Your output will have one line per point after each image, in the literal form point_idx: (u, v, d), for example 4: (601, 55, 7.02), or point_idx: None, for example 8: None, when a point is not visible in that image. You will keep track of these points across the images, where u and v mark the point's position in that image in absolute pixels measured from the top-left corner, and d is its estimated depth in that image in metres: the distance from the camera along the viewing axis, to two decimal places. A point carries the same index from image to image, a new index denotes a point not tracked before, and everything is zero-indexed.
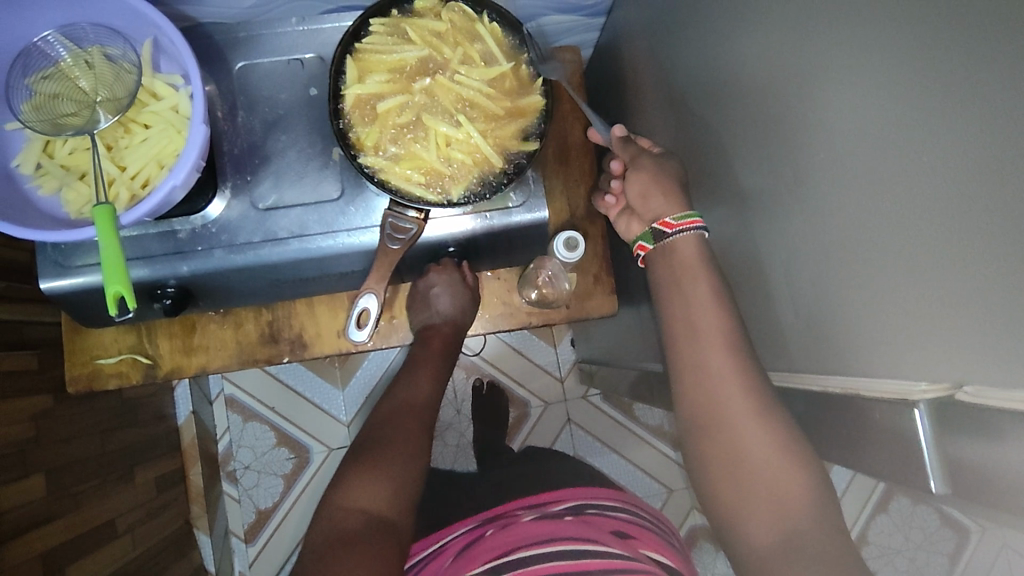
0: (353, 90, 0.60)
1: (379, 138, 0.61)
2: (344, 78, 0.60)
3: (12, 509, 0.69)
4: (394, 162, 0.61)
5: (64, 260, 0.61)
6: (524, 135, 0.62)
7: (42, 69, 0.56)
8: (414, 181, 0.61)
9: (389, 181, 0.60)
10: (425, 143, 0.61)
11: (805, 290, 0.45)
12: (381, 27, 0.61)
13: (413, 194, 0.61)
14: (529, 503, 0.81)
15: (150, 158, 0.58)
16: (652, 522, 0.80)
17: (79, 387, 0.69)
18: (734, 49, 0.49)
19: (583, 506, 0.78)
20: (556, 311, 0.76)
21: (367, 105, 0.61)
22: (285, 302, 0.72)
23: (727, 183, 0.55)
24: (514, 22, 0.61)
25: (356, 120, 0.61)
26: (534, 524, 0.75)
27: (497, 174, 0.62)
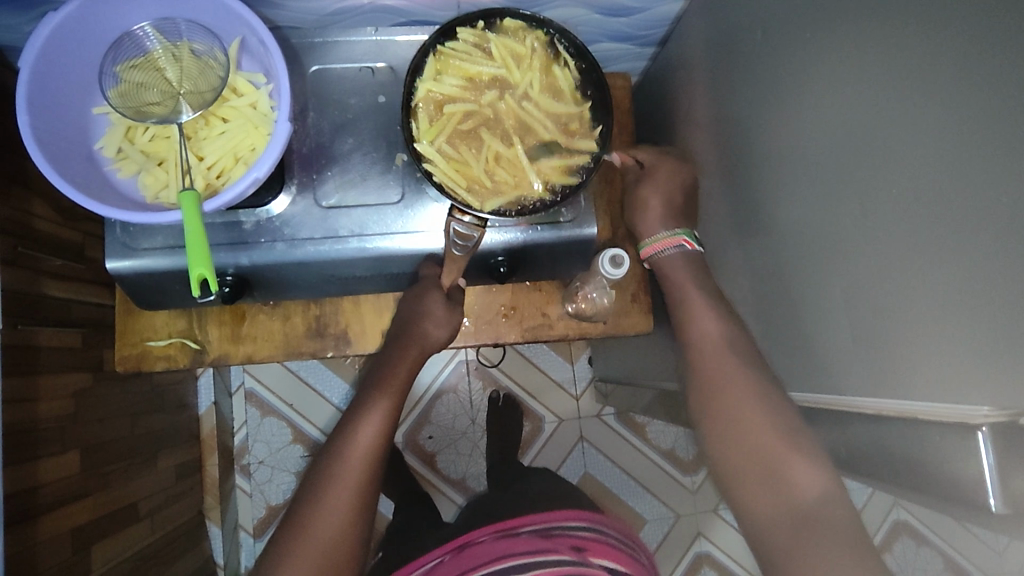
0: (425, 86, 0.62)
1: (439, 134, 0.62)
2: (422, 71, 0.62)
3: (47, 484, 0.70)
4: (443, 164, 0.62)
5: (132, 242, 0.63)
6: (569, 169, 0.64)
7: (132, 58, 0.58)
8: (454, 186, 0.62)
9: (437, 175, 0.62)
10: (479, 152, 0.64)
11: (857, 319, 0.47)
12: (466, 35, 0.63)
13: (455, 194, 0.62)
14: (493, 530, 0.81)
15: (228, 151, 0.60)
16: (619, 540, 0.80)
17: (127, 367, 0.71)
18: (798, 89, 0.52)
19: (547, 527, 0.79)
20: (593, 326, 0.78)
21: (436, 103, 0.63)
22: (333, 298, 0.74)
23: (773, 211, 0.57)
24: (582, 49, 0.62)
25: (422, 112, 0.63)
26: (493, 544, 0.78)
27: (534, 200, 0.64)
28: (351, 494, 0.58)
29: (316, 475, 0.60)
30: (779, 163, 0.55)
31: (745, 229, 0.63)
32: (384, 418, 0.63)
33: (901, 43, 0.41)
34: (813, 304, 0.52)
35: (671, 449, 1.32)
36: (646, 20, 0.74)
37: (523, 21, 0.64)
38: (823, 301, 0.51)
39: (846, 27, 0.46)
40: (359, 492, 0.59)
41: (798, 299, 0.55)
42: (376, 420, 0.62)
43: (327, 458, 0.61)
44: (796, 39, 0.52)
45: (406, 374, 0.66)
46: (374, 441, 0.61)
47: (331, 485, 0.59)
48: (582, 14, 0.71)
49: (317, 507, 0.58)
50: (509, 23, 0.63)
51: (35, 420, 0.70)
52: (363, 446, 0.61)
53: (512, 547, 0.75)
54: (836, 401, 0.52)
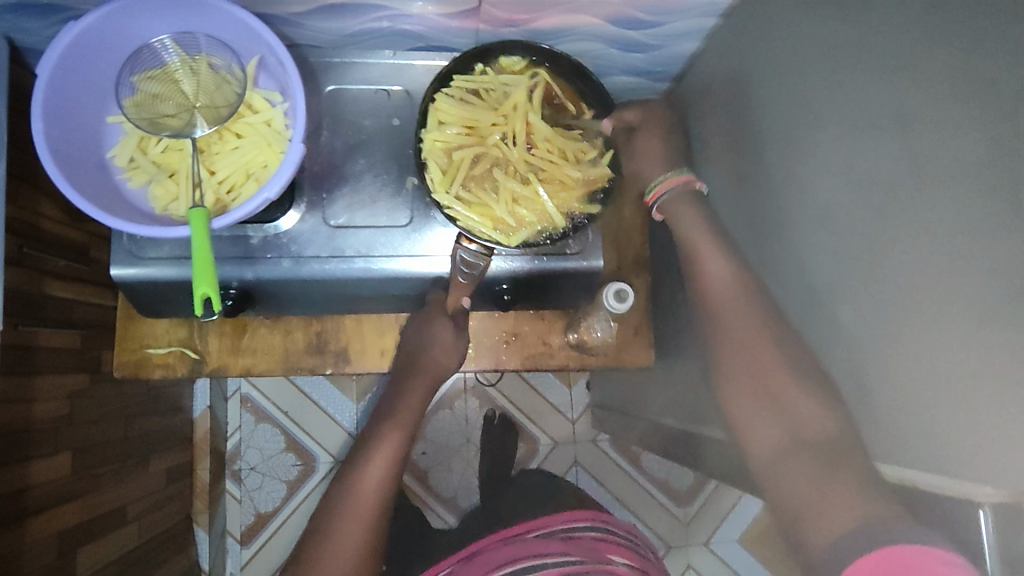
0: (431, 136, 0.63)
1: (450, 179, 0.62)
2: (427, 121, 0.63)
3: (36, 487, 0.70)
4: (465, 207, 0.62)
5: (138, 251, 0.63)
6: (586, 198, 0.65)
7: (150, 69, 0.59)
8: (481, 228, 0.63)
9: (458, 219, 0.62)
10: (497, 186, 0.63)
11: (862, 376, 0.46)
12: (464, 82, 0.64)
13: (480, 233, 0.63)
14: (495, 536, 0.79)
15: (240, 167, 0.60)
16: (626, 537, 0.80)
17: (125, 372, 0.71)
18: (811, 141, 0.52)
19: (553, 531, 0.78)
20: (594, 358, 0.78)
21: (444, 147, 0.63)
22: (334, 316, 0.74)
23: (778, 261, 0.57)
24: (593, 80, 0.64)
25: (431, 160, 0.63)
26: (499, 550, 0.76)
27: (558, 232, 0.64)
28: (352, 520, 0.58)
29: (330, 503, 0.59)
30: (789, 211, 0.55)
31: None
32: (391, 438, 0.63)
33: (921, 106, 0.41)
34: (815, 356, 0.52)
35: (665, 478, 1.31)
36: (662, 57, 0.74)
37: (517, 56, 0.64)
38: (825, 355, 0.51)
39: (862, 86, 0.46)
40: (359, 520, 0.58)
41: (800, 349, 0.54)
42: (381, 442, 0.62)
43: (342, 484, 0.60)
44: (813, 92, 0.52)
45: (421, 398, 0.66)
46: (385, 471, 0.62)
47: (341, 515, 0.58)
48: (600, 47, 0.71)
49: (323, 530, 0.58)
50: (503, 61, 0.64)
51: (28, 421, 0.69)
52: (377, 477, 0.60)
53: (520, 552, 0.74)
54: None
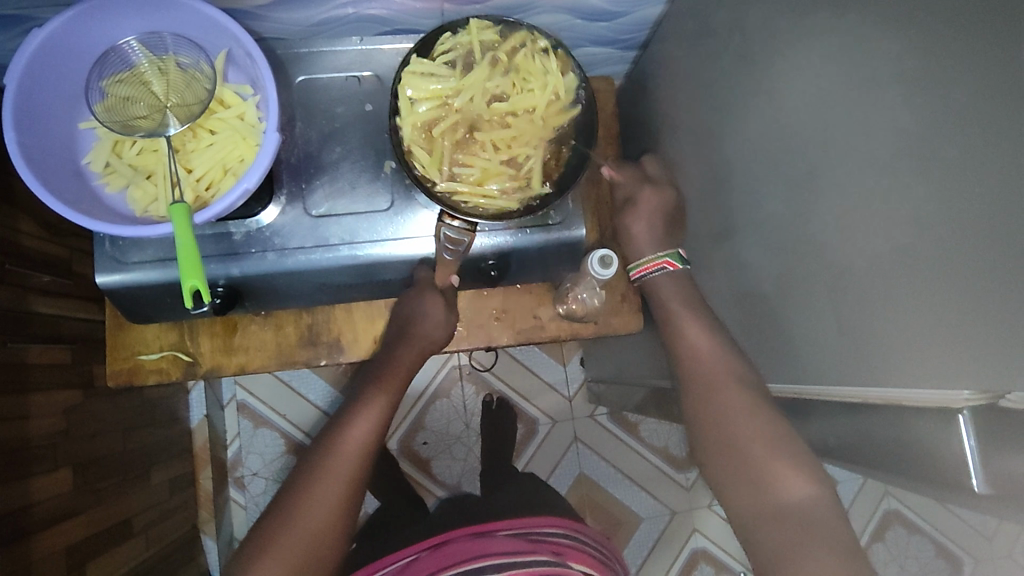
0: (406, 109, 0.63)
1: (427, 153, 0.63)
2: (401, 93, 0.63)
3: (39, 503, 0.70)
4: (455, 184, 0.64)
5: (121, 256, 0.63)
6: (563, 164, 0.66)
7: (118, 72, 0.58)
8: (474, 201, 0.64)
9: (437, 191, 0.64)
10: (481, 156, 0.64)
11: (841, 310, 0.48)
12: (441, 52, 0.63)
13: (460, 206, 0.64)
14: (469, 529, 0.81)
15: (216, 162, 0.60)
16: (592, 545, 0.82)
17: (120, 381, 0.71)
18: (776, 90, 0.53)
19: (525, 532, 0.80)
20: (584, 326, 0.79)
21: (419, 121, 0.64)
22: (324, 307, 0.74)
23: (753, 211, 0.59)
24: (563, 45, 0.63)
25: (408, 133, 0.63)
26: (472, 542, 0.78)
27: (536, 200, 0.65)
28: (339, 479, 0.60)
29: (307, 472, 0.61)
30: (761, 161, 0.56)
31: (729, 226, 0.64)
32: (382, 409, 0.66)
33: (877, 41, 0.42)
34: (794, 296, 0.54)
35: (664, 446, 1.34)
36: (626, 24, 0.75)
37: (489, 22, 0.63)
38: (803, 293, 0.52)
39: (819, 29, 0.47)
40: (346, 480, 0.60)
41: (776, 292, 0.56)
42: (372, 408, 0.65)
43: (323, 446, 0.63)
44: (774, 41, 0.53)
45: (407, 370, 0.69)
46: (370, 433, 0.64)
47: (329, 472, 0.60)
48: (564, 19, 0.73)
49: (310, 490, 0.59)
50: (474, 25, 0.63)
51: (26, 438, 0.69)
52: (356, 441, 0.63)
53: (492, 547, 0.76)
54: (812, 390, 0.54)
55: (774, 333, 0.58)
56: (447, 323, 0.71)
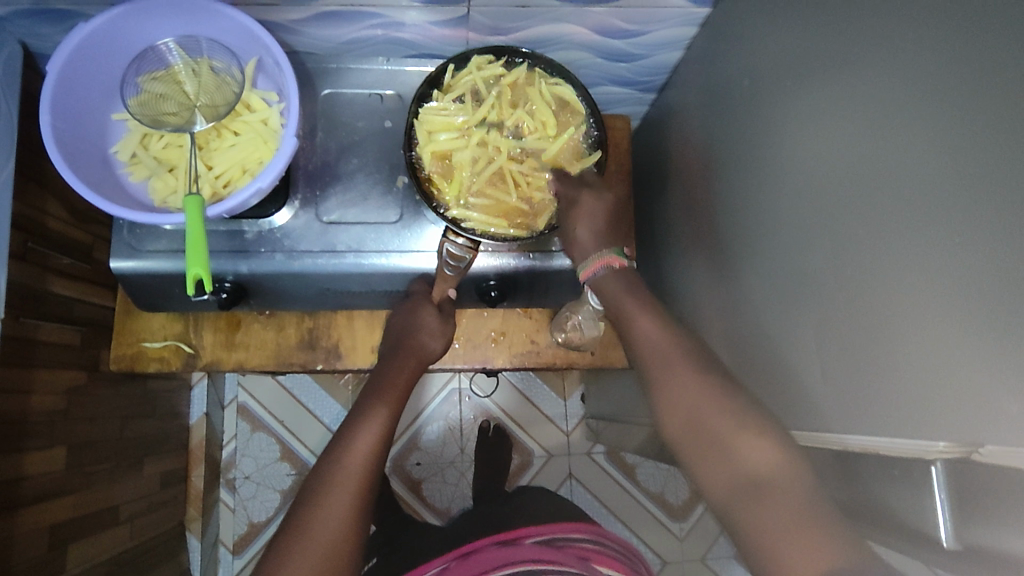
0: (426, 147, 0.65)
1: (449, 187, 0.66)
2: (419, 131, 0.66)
3: (29, 478, 0.71)
4: (475, 212, 0.66)
5: (137, 244, 0.66)
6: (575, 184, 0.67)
7: (154, 70, 0.62)
8: (499, 227, 0.66)
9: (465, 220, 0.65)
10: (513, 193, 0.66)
11: (826, 355, 0.48)
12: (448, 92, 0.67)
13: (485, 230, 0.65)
14: (497, 537, 0.80)
15: (237, 163, 0.63)
16: (621, 552, 0.80)
17: (122, 366, 0.72)
18: (779, 135, 0.54)
19: (551, 538, 0.79)
20: (580, 355, 0.78)
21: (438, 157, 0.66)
22: (327, 312, 0.76)
23: (748, 252, 0.59)
24: (558, 67, 0.66)
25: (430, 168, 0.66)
26: (496, 551, 0.77)
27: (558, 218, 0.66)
28: (349, 497, 0.57)
29: (310, 486, 0.58)
30: (760, 204, 0.57)
31: (727, 266, 0.65)
32: (385, 422, 0.63)
33: (872, 92, 0.43)
34: (783, 338, 0.53)
35: (661, 491, 1.31)
36: (645, 66, 0.78)
37: (477, 59, 0.66)
38: (791, 336, 0.52)
39: (821, 77, 0.49)
40: (355, 496, 0.57)
41: (768, 333, 0.56)
42: (377, 420, 0.63)
43: (327, 462, 0.60)
44: (779, 87, 0.55)
45: (406, 382, 0.68)
46: (374, 445, 0.61)
47: (333, 490, 0.57)
48: (585, 56, 0.75)
49: (317, 509, 0.56)
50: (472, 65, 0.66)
51: (25, 412, 0.71)
52: (362, 451, 0.60)
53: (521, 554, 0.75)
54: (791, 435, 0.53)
55: (762, 375, 0.57)
56: (445, 333, 0.72)
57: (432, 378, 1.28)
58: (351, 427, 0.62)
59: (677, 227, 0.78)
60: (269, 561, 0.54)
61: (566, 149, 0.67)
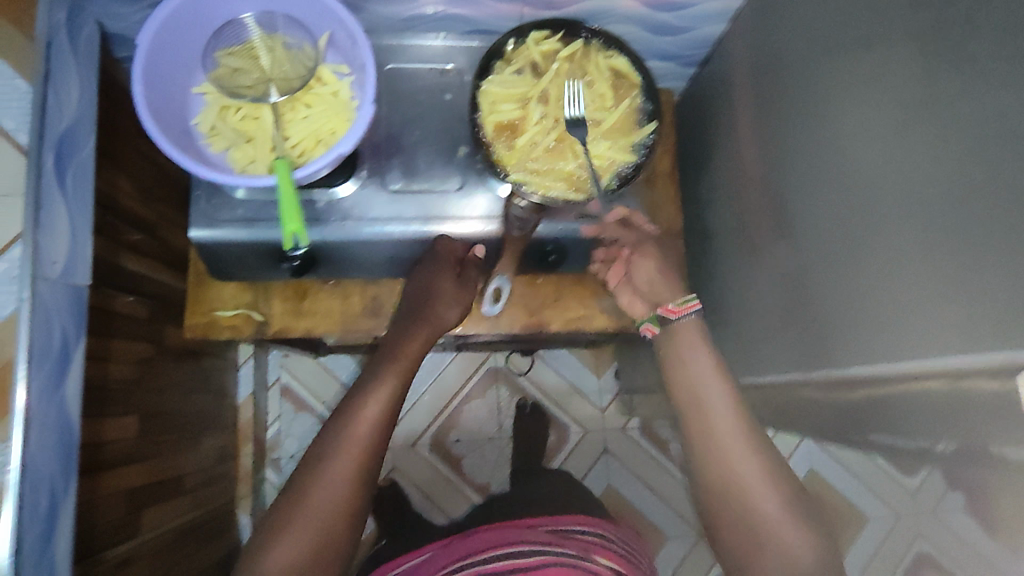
0: (488, 117, 0.68)
1: (512, 155, 0.68)
2: (479, 102, 0.68)
3: (110, 442, 0.75)
4: (533, 175, 0.68)
5: (214, 213, 0.69)
6: (633, 149, 0.69)
7: (231, 46, 0.65)
8: (556, 191, 0.67)
9: (528, 186, 0.67)
10: (572, 159, 0.68)
11: (888, 292, 0.51)
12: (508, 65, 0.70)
13: (548, 195, 0.67)
14: (506, 524, 0.84)
15: (310, 134, 0.66)
16: (623, 550, 0.82)
17: (196, 333, 0.76)
18: (836, 92, 0.57)
19: (557, 528, 0.83)
20: (632, 319, 0.81)
21: (500, 127, 0.69)
22: (389, 280, 0.79)
23: (812, 208, 0.62)
24: (612, 38, 0.69)
25: (492, 137, 0.68)
26: (492, 534, 0.80)
27: (617, 180, 0.68)
28: (352, 462, 0.62)
29: (320, 448, 0.63)
30: (820, 160, 0.60)
31: (782, 227, 0.67)
32: (394, 390, 0.66)
33: (930, 42, 0.46)
34: (844, 284, 0.57)
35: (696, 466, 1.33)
36: (689, 39, 0.81)
37: (537, 32, 0.69)
38: (855, 280, 0.55)
39: (877, 30, 0.51)
40: (359, 462, 0.62)
41: (829, 281, 0.59)
42: (387, 385, 0.66)
43: (337, 426, 0.64)
44: (833, 46, 0.57)
45: (417, 347, 0.70)
46: (382, 410, 0.65)
47: (336, 456, 0.62)
48: (633, 30, 0.78)
49: (321, 474, 0.61)
50: (530, 38, 0.69)
51: (106, 380, 0.74)
52: (370, 417, 0.64)
53: (522, 536, 0.77)
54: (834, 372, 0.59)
55: (823, 323, 0.60)
56: (460, 300, 0.72)
57: (467, 356, 1.33)
58: (375, 386, 0.66)
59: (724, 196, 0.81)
60: (272, 516, 0.60)
61: (622, 119, 0.69)
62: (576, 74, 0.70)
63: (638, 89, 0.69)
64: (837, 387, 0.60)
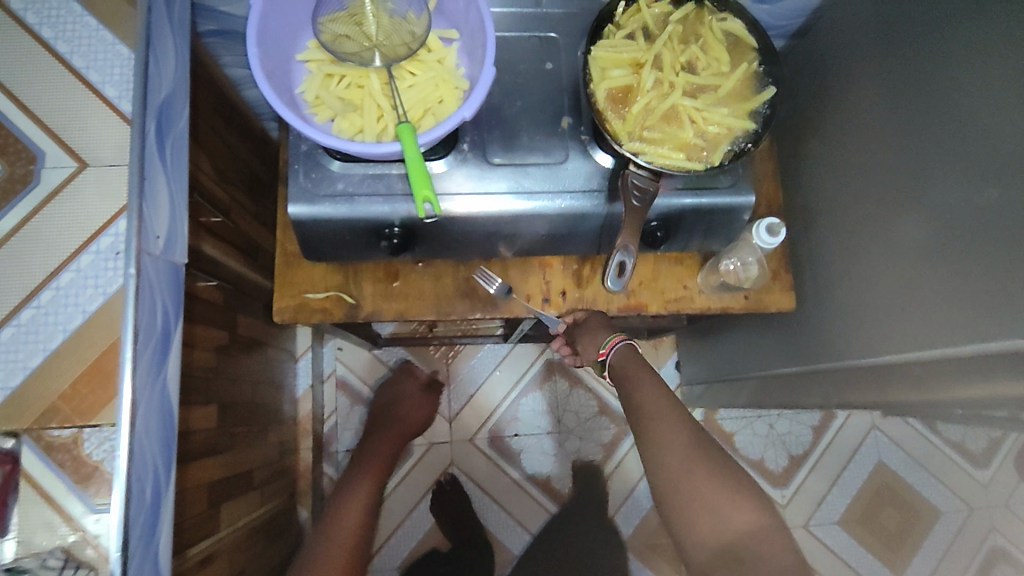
0: (601, 82, 0.65)
1: (625, 123, 0.65)
2: (590, 67, 0.65)
3: (196, 432, 0.71)
4: (649, 144, 0.65)
5: (314, 188, 0.65)
6: (752, 115, 0.66)
7: (336, 10, 0.61)
8: (673, 159, 0.64)
9: (645, 154, 0.64)
10: (689, 127, 0.65)
11: (1014, 272, 0.51)
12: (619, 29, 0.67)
13: (666, 163, 0.64)
14: None
15: (418, 102, 0.62)
16: None
17: (286, 317, 0.73)
18: (967, 64, 0.56)
19: None
20: (735, 300, 0.78)
21: (612, 93, 0.66)
22: (481, 261, 0.77)
23: (952, 173, 0.59)
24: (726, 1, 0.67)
25: (604, 104, 0.65)
26: None
27: (735, 148, 0.65)
28: (339, 556, 0.78)
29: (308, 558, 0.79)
30: (956, 132, 0.58)
31: (910, 196, 0.64)
32: (373, 473, 0.93)
33: None
34: (969, 264, 0.56)
35: (761, 459, 1.30)
36: (788, 8, 0.78)
37: None
38: (995, 257, 0.54)
39: None
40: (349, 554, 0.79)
41: (943, 270, 0.60)
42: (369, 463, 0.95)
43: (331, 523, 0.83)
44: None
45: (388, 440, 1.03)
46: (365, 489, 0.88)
47: (324, 547, 0.79)
48: None
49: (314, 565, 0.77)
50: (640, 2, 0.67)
51: (192, 367, 0.71)
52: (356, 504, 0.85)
53: None
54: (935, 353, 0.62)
55: (942, 302, 0.60)
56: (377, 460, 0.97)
57: (524, 348, 1.29)
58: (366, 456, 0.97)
59: (828, 170, 0.78)
60: None
61: (738, 86, 0.67)
62: (688, 40, 0.67)
63: (754, 55, 0.67)
64: (942, 372, 0.62)
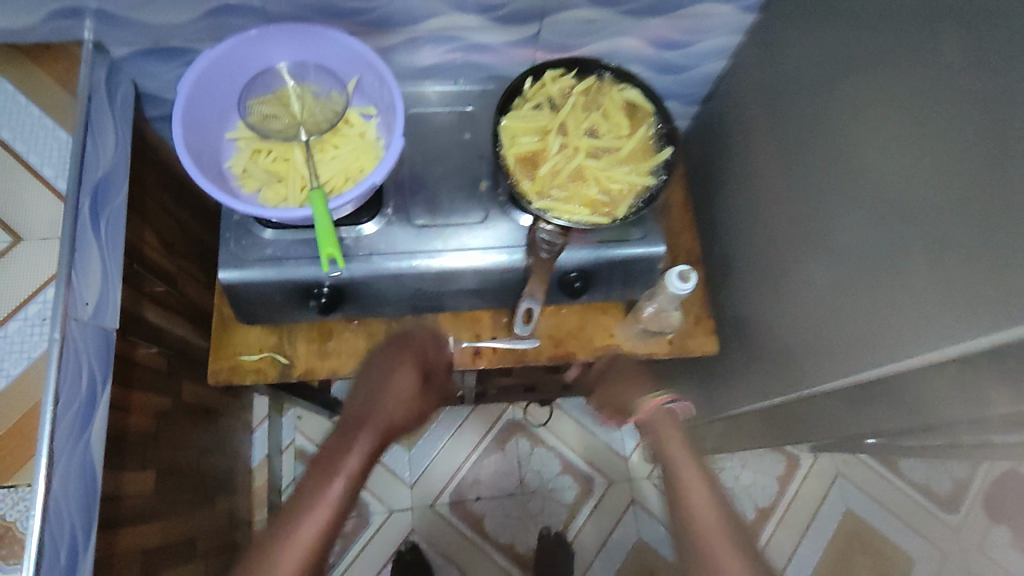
0: (509, 148, 0.70)
1: (533, 183, 0.70)
2: (500, 134, 0.70)
3: (128, 498, 0.72)
4: (556, 203, 0.69)
5: (243, 254, 0.69)
6: (652, 173, 0.71)
7: (264, 94, 0.68)
8: (579, 216, 0.68)
9: (552, 212, 0.68)
10: (593, 185, 0.70)
11: (888, 302, 0.55)
12: (526, 100, 0.72)
13: (574, 219, 0.68)
14: None
15: (339, 171, 0.67)
16: None
17: (222, 378, 0.75)
18: (827, 120, 0.62)
19: None
20: (661, 346, 0.81)
21: (521, 158, 0.71)
22: (412, 318, 0.80)
23: (830, 215, 0.63)
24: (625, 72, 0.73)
25: (513, 168, 0.70)
26: None
27: (638, 202, 0.70)
28: None
29: None
30: (827, 179, 0.63)
31: (803, 239, 0.69)
32: None
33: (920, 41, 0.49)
34: (848, 300, 0.61)
35: None
36: (689, 78, 0.86)
37: (553, 70, 0.73)
38: (868, 290, 0.58)
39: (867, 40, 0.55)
40: None
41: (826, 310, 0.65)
42: None
43: None
44: (829, 60, 0.61)
45: None
46: None
47: None
48: (636, 71, 0.83)
49: None
50: (545, 75, 0.73)
51: (126, 431, 0.72)
52: None
53: None
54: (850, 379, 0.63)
55: (833, 337, 0.64)
56: None
57: (485, 407, 1.30)
58: None
59: (739, 219, 0.83)
60: None
61: (639, 147, 0.72)
62: (591, 107, 0.73)
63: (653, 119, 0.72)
64: None
